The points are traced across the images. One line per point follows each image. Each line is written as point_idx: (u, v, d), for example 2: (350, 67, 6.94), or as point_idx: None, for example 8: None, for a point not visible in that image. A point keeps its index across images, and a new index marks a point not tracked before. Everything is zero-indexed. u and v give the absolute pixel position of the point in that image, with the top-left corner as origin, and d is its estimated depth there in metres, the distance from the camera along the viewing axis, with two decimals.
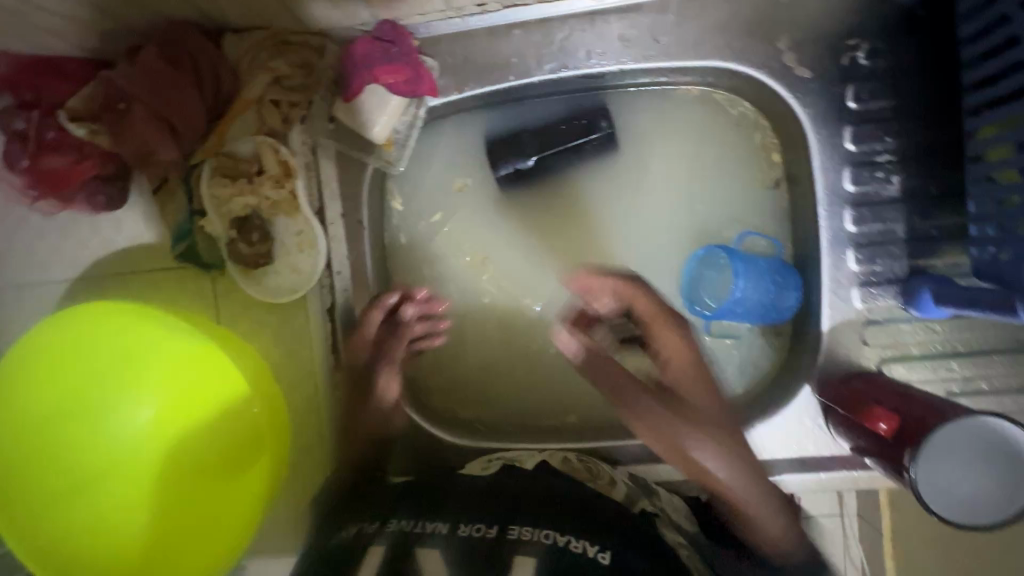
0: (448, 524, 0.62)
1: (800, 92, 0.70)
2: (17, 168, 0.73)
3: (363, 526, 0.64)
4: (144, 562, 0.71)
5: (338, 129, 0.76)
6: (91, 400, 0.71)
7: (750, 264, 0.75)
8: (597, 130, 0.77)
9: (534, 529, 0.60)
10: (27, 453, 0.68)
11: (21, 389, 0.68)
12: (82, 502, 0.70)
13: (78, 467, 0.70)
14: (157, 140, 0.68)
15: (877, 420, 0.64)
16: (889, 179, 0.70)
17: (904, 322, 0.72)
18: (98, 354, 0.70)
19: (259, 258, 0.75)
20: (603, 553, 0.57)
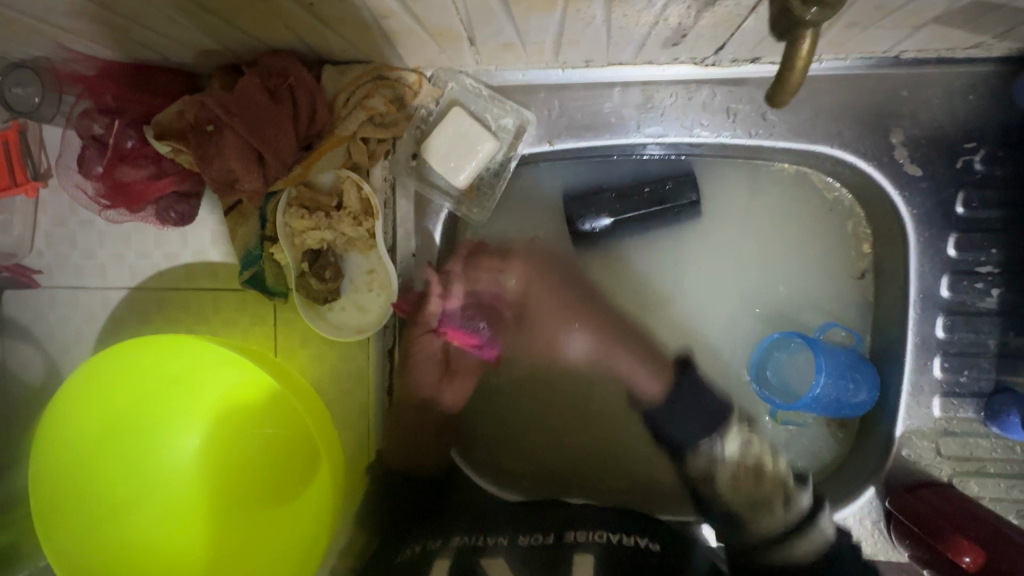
0: (506, 537, 0.66)
1: (907, 191, 0.68)
2: (93, 174, 0.72)
3: (426, 544, 0.66)
4: None
5: (420, 166, 0.73)
6: (150, 416, 0.70)
7: (830, 358, 0.72)
8: (685, 198, 0.75)
9: (588, 531, 0.65)
10: (77, 473, 0.67)
11: (73, 411, 0.65)
12: (129, 521, 0.69)
13: (131, 484, 0.70)
14: (244, 170, 0.66)
15: (962, 553, 0.64)
16: (987, 292, 0.67)
17: (983, 438, 0.69)
18: (157, 376, 0.68)
19: (328, 294, 0.73)
20: (651, 541, 0.65)
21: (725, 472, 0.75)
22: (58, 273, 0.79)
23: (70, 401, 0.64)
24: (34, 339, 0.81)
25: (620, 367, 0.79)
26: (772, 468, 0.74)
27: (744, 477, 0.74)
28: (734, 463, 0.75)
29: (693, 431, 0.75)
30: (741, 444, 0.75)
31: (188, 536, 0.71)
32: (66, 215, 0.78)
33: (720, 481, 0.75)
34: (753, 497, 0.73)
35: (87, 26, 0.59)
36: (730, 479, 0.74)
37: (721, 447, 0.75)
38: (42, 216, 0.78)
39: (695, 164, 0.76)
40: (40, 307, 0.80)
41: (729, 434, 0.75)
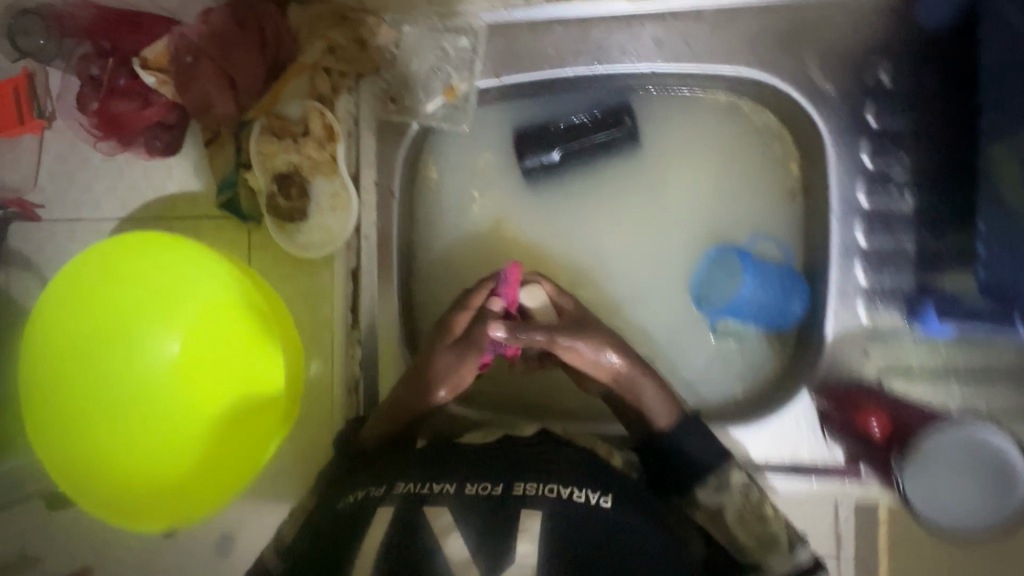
0: (453, 484, 0.61)
1: (821, 106, 0.74)
2: (89, 109, 0.81)
3: (368, 492, 0.63)
4: (156, 485, 0.73)
5: (399, 108, 0.82)
6: (128, 322, 0.73)
7: (758, 266, 0.78)
8: (622, 127, 0.82)
9: (538, 484, 0.60)
10: (65, 365, 0.72)
11: (68, 306, 0.71)
12: (106, 417, 0.72)
13: (108, 386, 0.73)
14: (218, 94, 0.75)
15: (870, 417, 0.71)
16: (901, 196, 0.72)
17: (908, 339, 0.72)
18: (141, 282, 0.73)
19: (295, 213, 0.80)
20: (603, 497, 0.61)
21: (735, 511, 0.68)
22: (58, 206, 0.87)
23: (65, 291, 0.72)
24: (37, 268, 0.89)
25: (647, 399, 0.70)
26: (774, 509, 0.69)
27: (753, 516, 0.67)
28: (741, 495, 0.68)
29: (714, 448, 0.68)
30: (745, 485, 0.68)
31: (159, 440, 0.74)
32: (65, 152, 0.86)
33: (734, 525, 0.67)
34: (762, 543, 0.67)
35: None
36: (740, 524, 0.67)
37: (724, 491, 0.68)
38: (44, 156, 0.87)
39: (632, 98, 0.83)
40: (42, 240, 0.88)
41: (731, 480, 0.68)
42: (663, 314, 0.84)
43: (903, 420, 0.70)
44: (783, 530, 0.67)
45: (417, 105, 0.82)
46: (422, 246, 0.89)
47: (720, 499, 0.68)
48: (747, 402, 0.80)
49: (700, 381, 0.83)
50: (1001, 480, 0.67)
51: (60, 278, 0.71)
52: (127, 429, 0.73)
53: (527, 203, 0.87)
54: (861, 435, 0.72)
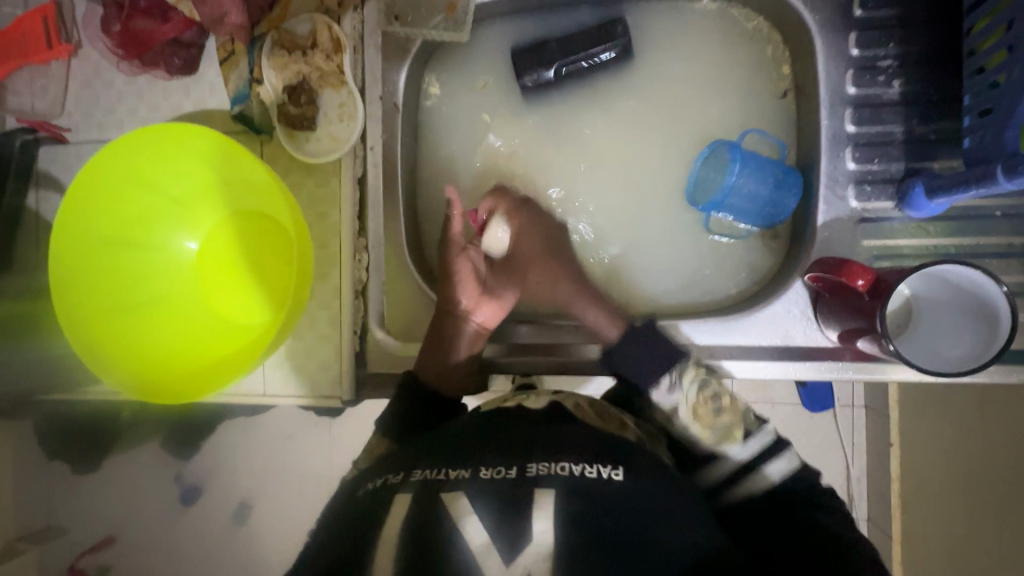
0: (470, 469, 0.58)
1: (810, 1, 0.75)
2: (111, 31, 0.87)
3: (388, 479, 0.60)
4: (176, 359, 0.80)
5: (402, 26, 0.85)
6: (159, 209, 0.80)
7: (749, 157, 0.78)
8: (618, 36, 0.83)
9: (551, 462, 0.57)
10: (96, 245, 0.77)
11: (101, 192, 0.77)
12: (132, 291, 0.79)
13: (138, 264, 0.79)
14: (231, 3, 0.79)
15: (855, 275, 0.64)
16: (889, 83, 0.74)
17: (896, 222, 0.74)
18: (170, 175, 0.79)
19: (304, 121, 0.84)
20: (615, 471, 0.58)
21: (688, 410, 0.74)
22: (85, 129, 0.93)
23: (102, 177, 0.77)
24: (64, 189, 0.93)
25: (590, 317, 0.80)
26: (733, 401, 0.74)
27: (707, 409, 0.74)
28: (695, 390, 0.74)
29: (654, 368, 0.74)
30: (699, 381, 0.74)
31: (182, 316, 0.81)
32: (92, 77, 0.92)
33: (689, 426, 0.74)
34: (716, 436, 0.73)
35: None
36: (695, 419, 0.74)
37: (677, 389, 0.74)
38: (72, 81, 0.92)
39: (623, 11, 0.87)
40: (70, 161, 0.93)
41: (685, 377, 0.74)
42: (659, 218, 0.87)
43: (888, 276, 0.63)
44: (738, 422, 0.73)
45: (419, 20, 0.85)
46: (425, 163, 0.93)
47: (673, 399, 0.74)
48: (742, 299, 0.83)
49: (697, 278, 0.85)
50: (972, 312, 0.62)
51: (98, 167, 0.76)
52: (152, 323, 0.79)
53: (526, 119, 0.90)
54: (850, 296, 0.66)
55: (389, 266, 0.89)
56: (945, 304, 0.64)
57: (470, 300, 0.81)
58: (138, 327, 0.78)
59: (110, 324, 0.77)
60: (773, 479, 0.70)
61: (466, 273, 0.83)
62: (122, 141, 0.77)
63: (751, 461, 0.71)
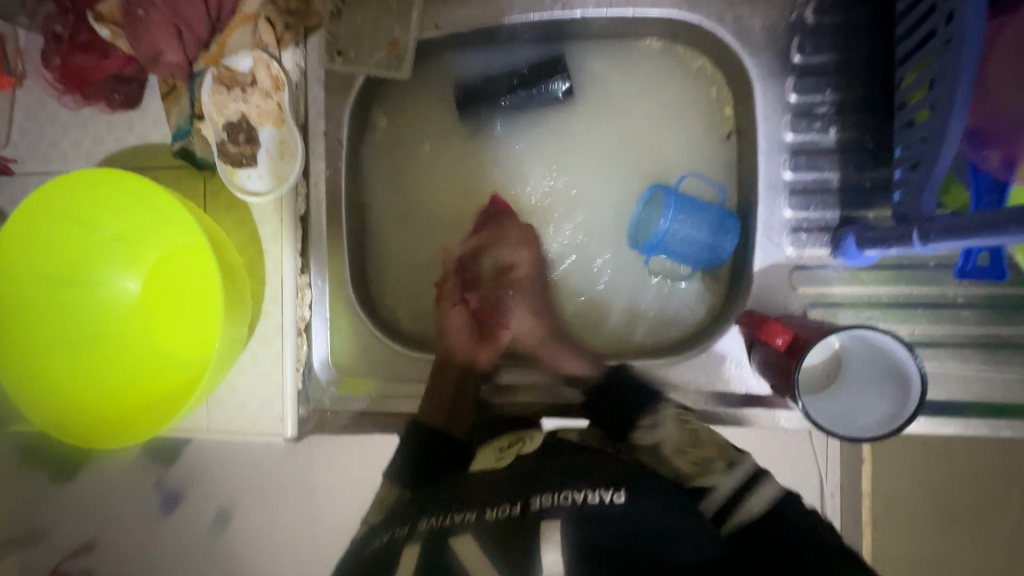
0: (475, 512, 0.59)
1: (748, 44, 0.75)
2: (51, 65, 0.85)
3: (396, 532, 0.62)
4: (107, 403, 0.78)
5: (345, 62, 0.85)
6: (100, 251, 0.82)
7: (684, 201, 0.79)
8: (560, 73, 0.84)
9: (554, 493, 0.57)
10: (39, 285, 0.78)
11: (38, 234, 0.76)
12: (72, 331, 0.80)
13: (80, 304, 0.81)
14: (167, 42, 0.79)
15: (774, 334, 0.63)
16: (826, 130, 0.73)
17: (832, 270, 0.74)
18: (107, 218, 0.79)
19: (244, 159, 0.83)
20: (619, 494, 0.56)
21: (670, 446, 0.68)
22: (30, 160, 0.92)
23: (37, 219, 0.76)
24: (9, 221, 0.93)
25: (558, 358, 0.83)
26: (712, 434, 0.69)
27: (686, 444, 0.68)
28: (676, 424, 0.70)
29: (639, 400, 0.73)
30: (676, 416, 0.71)
31: (115, 359, 0.81)
32: (37, 109, 0.91)
33: (671, 459, 0.66)
34: (702, 466, 0.65)
35: None
36: (677, 454, 0.67)
37: (660, 426, 0.70)
38: (17, 112, 0.92)
39: (568, 48, 0.86)
40: (15, 193, 0.93)
41: (664, 414, 0.71)
42: (603, 255, 0.87)
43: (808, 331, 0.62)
44: (721, 455, 0.66)
45: (362, 57, 0.85)
46: (374, 197, 0.93)
47: (653, 436, 0.69)
48: (683, 341, 0.83)
49: (640, 319, 0.85)
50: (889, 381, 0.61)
51: (27, 211, 0.74)
52: (94, 363, 0.80)
53: (474, 154, 0.90)
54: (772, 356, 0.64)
55: (334, 302, 0.89)
56: (866, 369, 0.64)
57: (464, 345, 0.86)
58: (80, 368, 0.79)
59: (45, 366, 0.77)
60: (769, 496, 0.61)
61: (456, 320, 0.87)
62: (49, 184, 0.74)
63: (747, 481, 0.63)
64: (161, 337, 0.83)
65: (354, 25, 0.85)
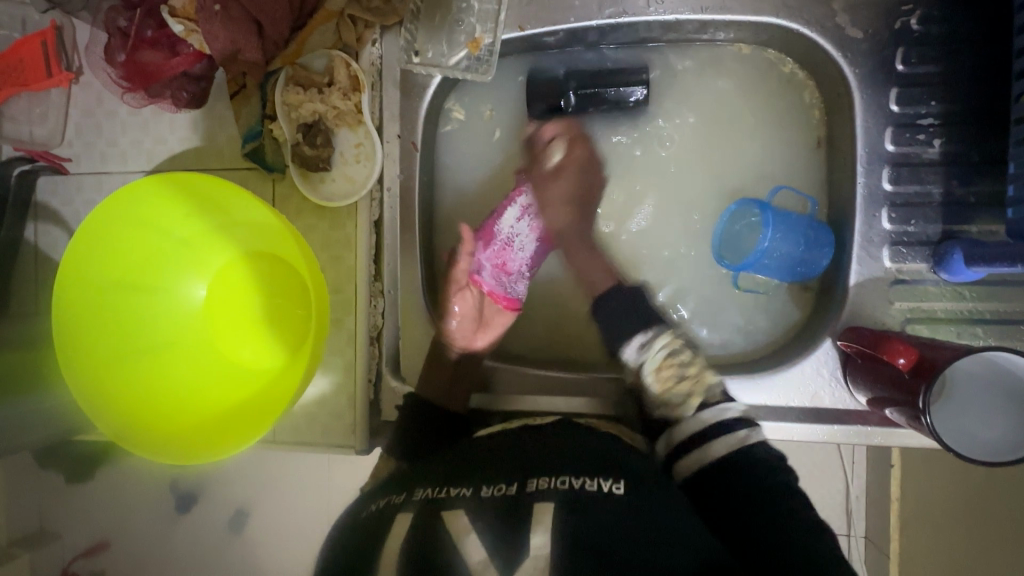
0: (470, 487, 0.58)
1: (850, 53, 0.73)
2: (115, 62, 0.82)
3: (389, 499, 0.61)
4: (171, 413, 0.75)
5: (422, 62, 0.81)
6: (166, 256, 0.78)
7: (781, 218, 0.77)
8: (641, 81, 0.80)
9: (551, 477, 0.58)
10: (102, 289, 0.73)
11: (108, 235, 0.72)
12: (131, 339, 0.76)
13: (143, 310, 0.77)
14: (245, 40, 0.75)
15: (896, 354, 0.64)
16: (930, 142, 0.72)
17: (931, 284, 0.73)
18: (180, 224, 0.76)
19: (320, 162, 0.81)
20: (616, 486, 0.57)
21: (653, 371, 0.77)
22: (86, 159, 0.89)
23: (107, 220, 0.71)
24: (64, 222, 0.90)
25: (580, 262, 0.85)
26: (701, 372, 0.75)
27: (669, 378, 0.76)
28: (663, 355, 0.77)
29: (636, 324, 0.79)
30: (669, 347, 0.77)
31: (179, 367, 0.78)
32: (94, 107, 0.88)
33: (648, 380, 0.77)
34: (669, 395, 0.75)
35: None
36: (656, 378, 0.76)
37: (648, 349, 0.77)
38: (74, 109, 0.88)
39: (652, 54, 0.84)
40: (70, 192, 0.90)
41: (658, 340, 0.77)
42: (684, 264, 0.85)
43: (935, 355, 0.61)
44: (698, 391, 0.74)
45: (441, 58, 0.81)
46: (444, 201, 0.90)
47: (640, 358, 0.78)
48: (766, 352, 0.82)
49: (726, 333, 0.84)
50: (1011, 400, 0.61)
51: (100, 212, 0.70)
52: (159, 369, 0.77)
53: None
54: (892, 375, 0.65)
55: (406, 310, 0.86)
56: (984, 393, 0.63)
57: (464, 330, 0.85)
58: (144, 370, 0.75)
59: (105, 373, 0.72)
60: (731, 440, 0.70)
61: (464, 300, 0.86)
62: (128, 186, 0.70)
63: (711, 424, 0.71)
64: (226, 350, 0.82)
65: (433, 24, 0.82)
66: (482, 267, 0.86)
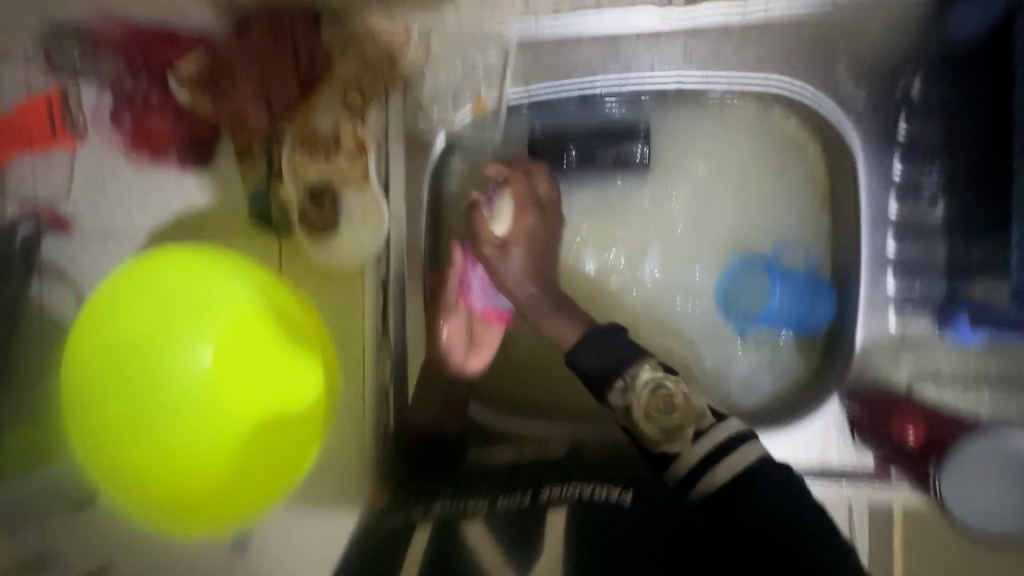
0: (487, 500, 0.69)
1: (854, 117, 0.76)
2: (123, 125, 0.84)
3: (408, 517, 0.73)
4: (181, 492, 0.71)
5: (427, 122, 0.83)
6: (169, 320, 0.71)
7: (787, 279, 0.79)
8: (638, 140, 0.82)
9: (562, 489, 0.66)
10: (109, 360, 0.69)
11: (115, 306, 0.71)
12: (137, 414, 0.70)
13: (145, 382, 0.70)
14: (255, 110, 0.80)
15: (905, 429, 0.71)
16: (933, 206, 0.74)
17: (938, 344, 0.75)
18: (184, 287, 0.71)
19: (327, 224, 0.82)
20: (625, 495, 0.64)
21: (640, 413, 0.71)
22: None
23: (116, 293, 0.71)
24: None
25: (548, 325, 0.83)
26: (686, 399, 0.71)
27: (659, 407, 0.70)
28: (647, 390, 0.71)
29: (623, 348, 0.75)
30: (654, 382, 0.71)
31: (187, 445, 0.71)
32: None
33: (637, 423, 0.71)
34: (668, 434, 0.69)
35: None
36: (644, 418, 0.71)
37: (631, 390, 0.72)
38: None
39: (651, 108, 0.83)
40: None
41: (638, 378, 0.72)
42: (690, 318, 0.83)
43: (942, 430, 0.68)
44: (690, 421, 0.69)
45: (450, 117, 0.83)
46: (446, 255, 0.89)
47: (626, 399, 0.72)
48: (775, 407, 0.80)
49: (735, 387, 0.81)
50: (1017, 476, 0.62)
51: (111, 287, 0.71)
52: (164, 447, 0.71)
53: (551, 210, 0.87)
54: (903, 448, 0.71)
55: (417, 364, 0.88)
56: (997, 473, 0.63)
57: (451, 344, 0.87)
58: (151, 447, 0.70)
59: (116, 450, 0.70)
60: (755, 449, 0.66)
61: (452, 327, 0.87)
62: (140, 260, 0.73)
63: (720, 446, 0.66)
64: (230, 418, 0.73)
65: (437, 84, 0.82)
66: (469, 287, 0.86)
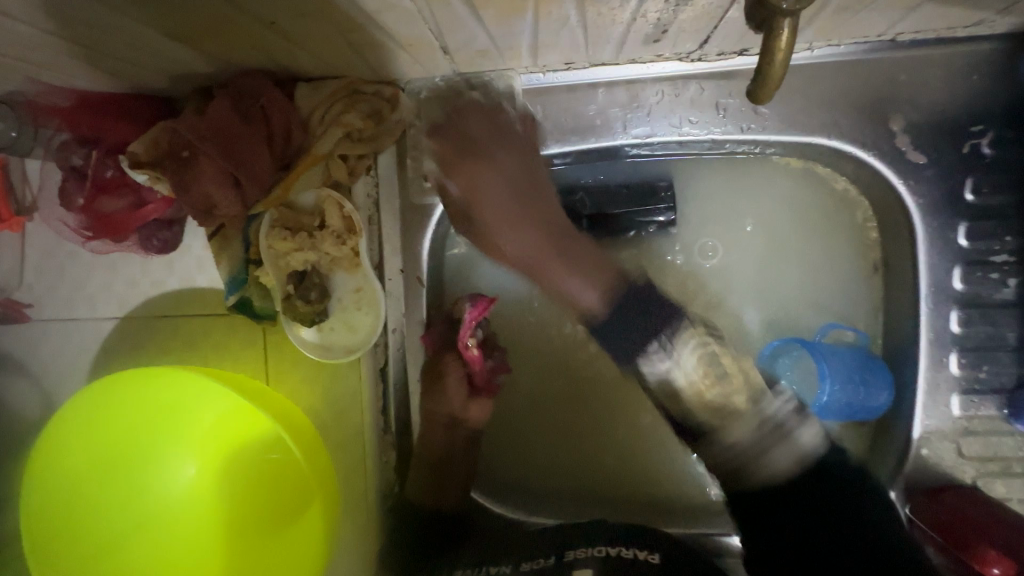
0: (508, 565, 0.62)
1: (913, 180, 0.64)
2: (73, 206, 0.72)
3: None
4: None
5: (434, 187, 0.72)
6: (146, 438, 0.68)
7: (834, 363, 0.69)
8: (662, 202, 0.71)
9: (587, 547, 0.59)
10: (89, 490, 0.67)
11: (73, 436, 0.65)
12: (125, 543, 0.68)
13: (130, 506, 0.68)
14: (222, 196, 0.65)
15: (990, 564, 0.59)
16: (1004, 282, 0.64)
17: (1007, 435, 0.65)
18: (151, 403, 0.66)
19: (316, 315, 0.72)
20: (652, 555, 0.58)
21: (687, 389, 0.58)
22: (46, 304, 0.78)
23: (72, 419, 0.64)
24: (30, 375, 0.80)
25: (566, 287, 0.65)
26: (738, 365, 0.59)
27: (709, 384, 0.58)
28: (696, 360, 0.59)
29: (649, 327, 0.59)
30: (699, 349, 0.59)
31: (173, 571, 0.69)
32: (53, 246, 0.77)
33: (685, 403, 0.59)
34: (716, 412, 0.57)
35: (53, 59, 0.58)
36: (693, 393, 0.58)
37: (675, 362, 0.59)
38: (30, 250, 0.77)
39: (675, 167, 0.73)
40: (33, 341, 0.79)
41: (688, 344, 0.59)
42: None
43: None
44: (742, 389, 0.58)
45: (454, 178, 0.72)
46: None
47: (665, 370, 0.59)
48: None
49: None
50: None
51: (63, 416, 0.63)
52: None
53: None
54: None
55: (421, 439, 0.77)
56: None
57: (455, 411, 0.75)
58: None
59: None
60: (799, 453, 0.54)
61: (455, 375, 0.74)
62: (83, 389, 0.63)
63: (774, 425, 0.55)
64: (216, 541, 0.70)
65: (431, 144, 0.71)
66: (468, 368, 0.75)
